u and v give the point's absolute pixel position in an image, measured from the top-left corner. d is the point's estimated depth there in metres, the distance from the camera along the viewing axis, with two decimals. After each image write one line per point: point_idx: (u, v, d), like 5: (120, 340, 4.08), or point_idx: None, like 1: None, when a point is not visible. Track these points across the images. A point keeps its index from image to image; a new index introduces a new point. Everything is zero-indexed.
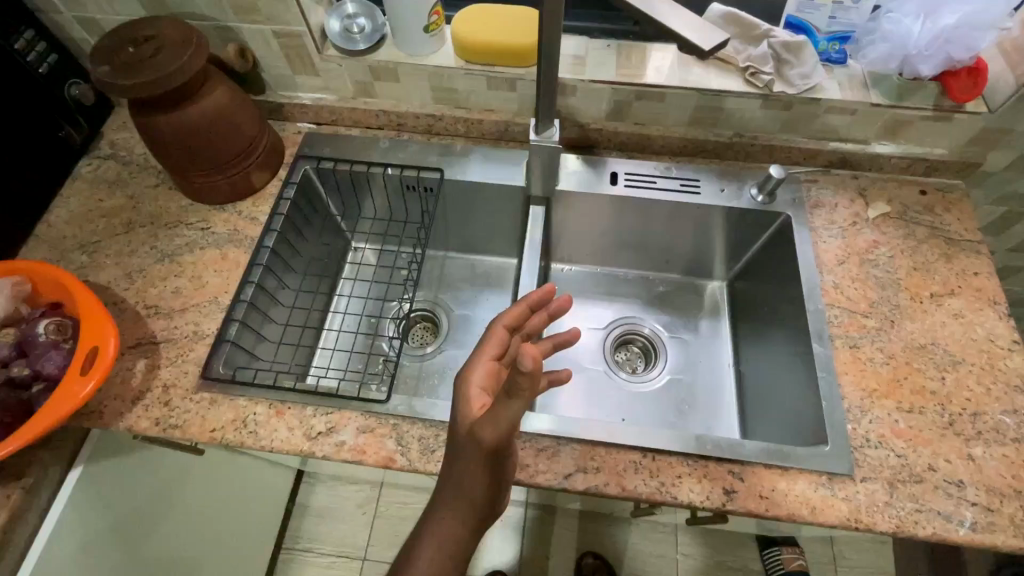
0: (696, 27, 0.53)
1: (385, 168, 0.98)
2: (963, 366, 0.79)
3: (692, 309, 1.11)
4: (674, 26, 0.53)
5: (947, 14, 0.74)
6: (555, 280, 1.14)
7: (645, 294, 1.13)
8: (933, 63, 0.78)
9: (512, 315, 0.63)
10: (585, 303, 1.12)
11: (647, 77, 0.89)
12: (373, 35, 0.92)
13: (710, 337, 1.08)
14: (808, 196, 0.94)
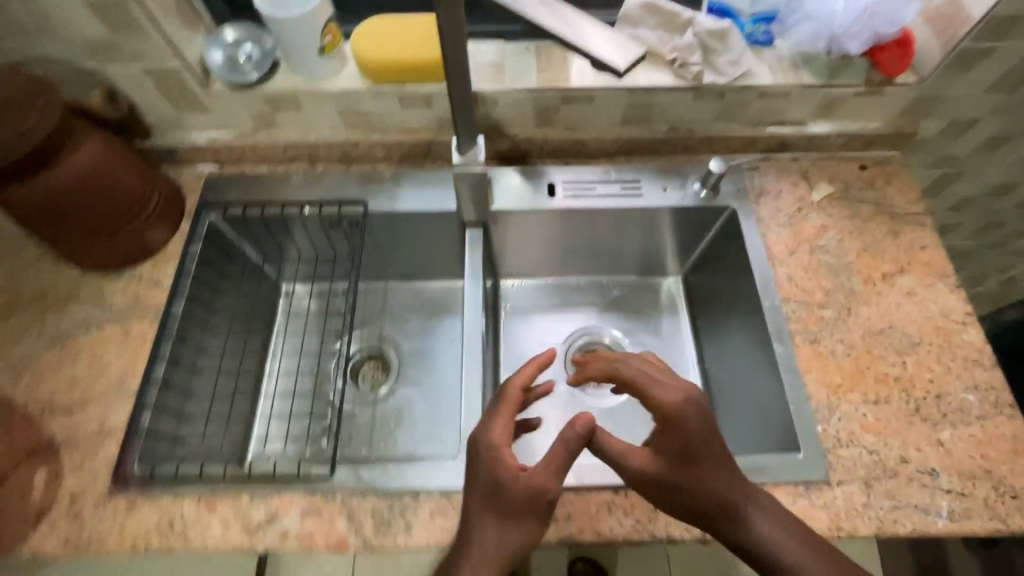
0: (612, 44, 0.47)
1: (302, 208, 0.89)
2: (921, 347, 0.78)
3: (650, 309, 1.06)
4: (589, 46, 0.46)
5: None
6: (506, 297, 1.07)
7: (604, 300, 1.07)
8: (860, 40, 0.75)
9: (525, 375, 0.66)
10: (541, 319, 1.06)
11: (572, 79, 0.83)
12: (264, 62, 0.82)
13: (671, 338, 1.04)
14: (751, 185, 0.90)
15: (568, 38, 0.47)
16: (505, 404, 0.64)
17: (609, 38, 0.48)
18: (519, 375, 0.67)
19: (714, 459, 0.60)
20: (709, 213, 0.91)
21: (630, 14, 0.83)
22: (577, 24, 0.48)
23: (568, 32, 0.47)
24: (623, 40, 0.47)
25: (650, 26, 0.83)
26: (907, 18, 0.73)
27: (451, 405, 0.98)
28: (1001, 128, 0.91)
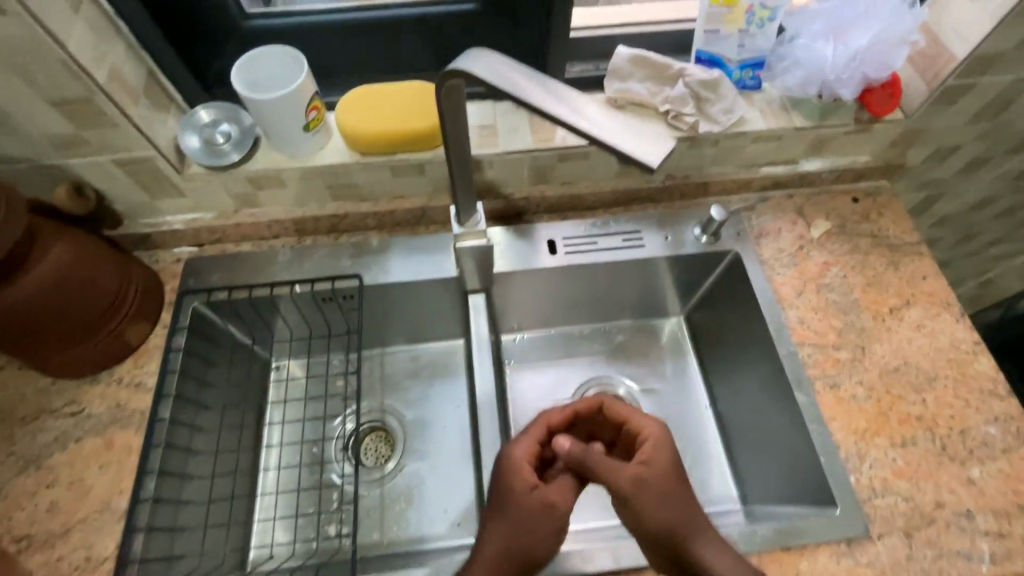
0: (643, 140, 0.45)
1: (292, 287, 0.84)
2: (938, 382, 0.77)
3: (657, 351, 1.03)
4: (620, 144, 0.45)
5: (857, 35, 0.72)
6: (508, 352, 1.03)
7: (613, 347, 1.04)
8: (851, 86, 0.76)
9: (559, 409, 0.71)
10: (548, 372, 1.02)
11: (567, 137, 0.81)
12: (244, 141, 0.77)
13: (681, 381, 1.00)
14: (750, 227, 0.90)
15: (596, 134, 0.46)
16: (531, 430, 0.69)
17: (639, 134, 0.46)
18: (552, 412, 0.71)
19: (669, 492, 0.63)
20: (711, 258, 0.89)
21: (619, 67, 0.82)
22: (603, 119, 0.46)
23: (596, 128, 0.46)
24: (653, 134, 0.46)
25: (639, 78, 0.82)
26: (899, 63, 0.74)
27: (463, 476, 0.93)
28: (981, 151, 0.94)
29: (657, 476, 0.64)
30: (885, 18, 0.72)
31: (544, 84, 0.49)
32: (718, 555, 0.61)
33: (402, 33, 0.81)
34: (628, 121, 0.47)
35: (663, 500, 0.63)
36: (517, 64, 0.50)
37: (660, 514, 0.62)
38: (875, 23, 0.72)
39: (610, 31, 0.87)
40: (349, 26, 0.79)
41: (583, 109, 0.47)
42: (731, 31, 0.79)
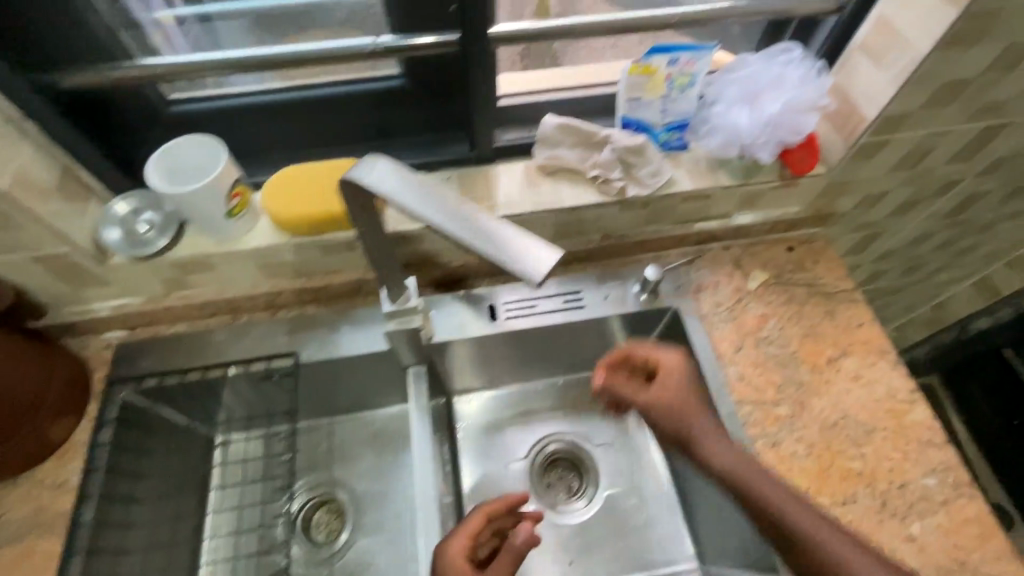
0: (523, 252, 0.47)
1: (226, 369, 0.82)
2: (877, 435, 0.78)
3: (608, 403, 1.02)
4: (501, 258, 0.46)
5: (769, 102, 0.76)
6: (460, 413, 1.01)
7: (567, 401, 1.03)
8: (769, 148, 0.78)
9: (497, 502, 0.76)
10: (501, 432, 1.00)
11: (498, 207, 0.81)
12: (167, 226, 0.76)
13: (635, 433, 1.00)
14: (689, 281, 0.91)
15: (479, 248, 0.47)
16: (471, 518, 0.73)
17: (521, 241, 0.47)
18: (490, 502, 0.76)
19: (677, 412, 0.71)
20: (651, 315, 0.90)
21: (547, 135, 0.83)
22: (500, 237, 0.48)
23: (479, 242, 0.47)
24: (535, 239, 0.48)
25: (568, 145, 0.83)
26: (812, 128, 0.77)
27: (415, 548, 0.92)
28: (909, 196, 0.96)
29: (676, 394, 0.72)
30: (794, 86, 0.76)
31: (431, 192, 0.50)
32: (748, 467, 0.66)
33: (331, 111, 0.81)
34: (512, 229, 0.48)
35: (677, 381, 0.73)
36: (404, 170, 0.50)
37: (667, 394, 0.73)
38: (785, 91, 0.76)
39: (538, 98, 0.88)
40: (276, 107, 0.79)
41: (467, 220, 0.48)
42: (653, 98, 0.81)
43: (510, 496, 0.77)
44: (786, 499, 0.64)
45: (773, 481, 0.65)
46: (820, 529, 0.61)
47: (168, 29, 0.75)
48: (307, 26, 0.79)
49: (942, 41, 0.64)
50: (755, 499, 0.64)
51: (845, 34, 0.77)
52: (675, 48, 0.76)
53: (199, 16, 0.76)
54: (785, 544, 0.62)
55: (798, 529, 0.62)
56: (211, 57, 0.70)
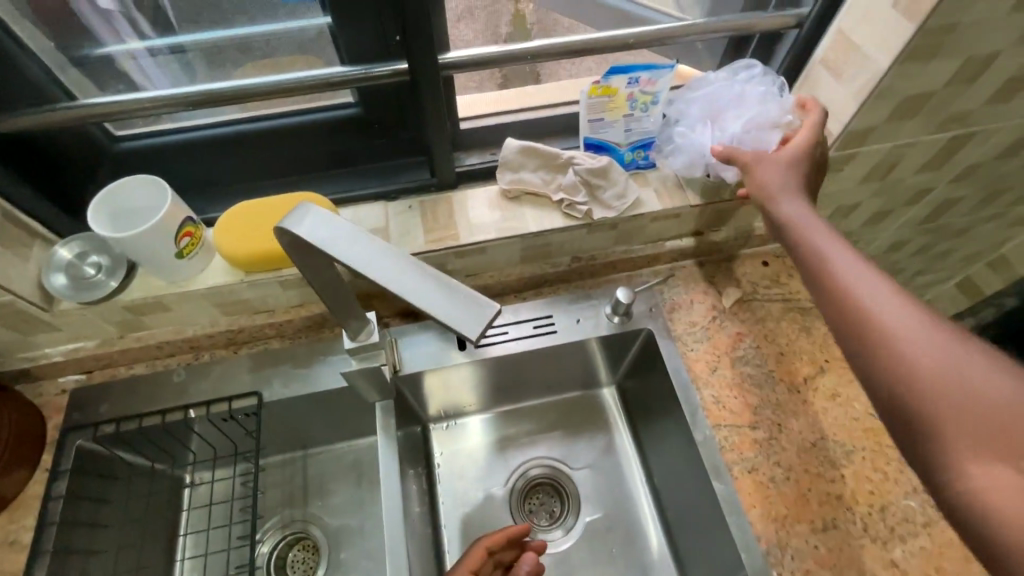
0: (462, 307, 0.43)
1: (185, 412, 0.79)
2: (856, 455, 0.76)
3: (587, 425, 0.99)
4: (438, 313, 0.42)
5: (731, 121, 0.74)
6: (435, 439, 0.97)
7: (547, 425, 0.99)
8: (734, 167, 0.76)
9: (494, 539, 0.76)
10: (478, 459, 0.96)
11: (462, 235, 0.79)
12: (116, 268, 0.73)
13: (615, 454, 0.97)
14: (663, 301, 0.89)
15: (415, 301, 0.43)
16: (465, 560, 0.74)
17: (460, 295, 0.43)
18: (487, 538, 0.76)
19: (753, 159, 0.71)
20: (625, 337, 0.87)
21: (509, 158, 0.81)
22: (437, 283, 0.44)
23: (415, 297, 0.43)
24: (476, 294, 0.44)
25: (532, 168, 0.82)
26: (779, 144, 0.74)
27: None
28: (882, 205, 0.94)
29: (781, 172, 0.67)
30: (756, 104, 0.74)
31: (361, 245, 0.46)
32: (797, 212, 0.62)
33: (287, 141, 0.78)
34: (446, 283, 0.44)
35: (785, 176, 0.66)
36: (341, 222, 0.47)
37: (766, 173, 0.67)
38: (747, 109, 0.74)
39: (500, 119, 0.86)
40: (230, 139, 0.77)
41: (404, 272, 0.45)
42: (615, 118, 0.80)
43: (511, 530, 0.77)
44: (890, 298, 0.50)
45: (885, 296, 0.51)
46: (906, 324, 0.48)
47: (137, 56, 0.74)
48: (259, 50, 0.77)
49: (901, 56, 0.63)
50: (829, 284, 0.54)
51: (804, 51, 0.76)
52: (635, 67, 0.74)
53: (169, 46, 0.74)
54: (851, 341, 0.51)
55: (882, 317, 0.49)
56: (159, 95, 0.68)
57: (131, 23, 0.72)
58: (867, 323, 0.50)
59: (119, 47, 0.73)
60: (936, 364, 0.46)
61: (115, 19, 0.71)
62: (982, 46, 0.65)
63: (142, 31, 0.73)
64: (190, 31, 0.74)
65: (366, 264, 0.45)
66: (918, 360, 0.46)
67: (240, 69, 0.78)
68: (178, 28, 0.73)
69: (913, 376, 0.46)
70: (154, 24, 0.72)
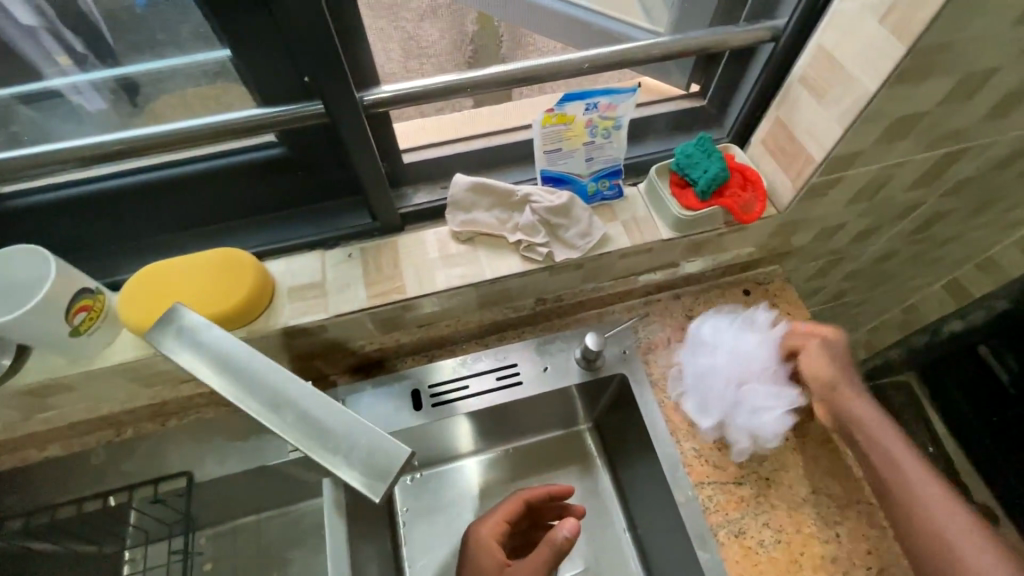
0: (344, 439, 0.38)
1: (105, 499, 0.70)
2: (851, 510, 0.69)
3: (564, 469, 0.88)
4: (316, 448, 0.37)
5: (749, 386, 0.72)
6: (396, 494, 0.85)
7: (520, 472, 0.88)
8: (743, 417, 0.71)
9: (536, 491, 0.74)
10: (447, 516, 0.84)
11: (409, 286, 0.71)
12: (4, 348, 0.62)
13: (597, 503, 0.86)
14: (637, 342, 0.81)
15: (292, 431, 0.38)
16: (504, 507, 0.72)
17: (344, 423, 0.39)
18: (530, 490, 0.74)
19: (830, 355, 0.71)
20: (597, 384, 0.79)
21: (459, 197, 0.72)
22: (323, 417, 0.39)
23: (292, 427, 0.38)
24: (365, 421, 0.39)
25: (485, 206, 0.73)
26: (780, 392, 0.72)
27: None
28: (868, 224, 0.87)
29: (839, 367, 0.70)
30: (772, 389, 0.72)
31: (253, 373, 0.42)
32: (870, 415, 0.66)
33: (212, 188, 0.69)
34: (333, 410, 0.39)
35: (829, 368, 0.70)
36: (220, 333, 0.44)
37: (817, 363, 0.70)
38: (761, 383, 0.72)
39: (449, 150, 0.77)
40: (148, 189, 0.67)
41: (287, 394, 0.40)
42: (575, 148, 0.71)
43: (553, 488, 0.74)
44: (930, 483, 0.60)
45: (940, 491, 0.59)
46: (940, 501, 0.58)
47: (79, 86, 0.66)
48: (192, 79, 0.67)
49: (891, 76, 0.55)
50: (899, 490, 0.61)
51: (781, 68, 0.69)
52: (593, 91, 0.66)
53: (117, 78, 0.66)
54: (897, 513, 0.60)
55: (934, 512, 0.58)
56: (67, 147, 0.59)
57: (60, 39, 0.63)
58: (914, 508, 0.59)
59: (63, 79, 0.65)
60: (959, 534, 0.56)
61: (44, 38, 0.62)
62: (979, 63, 0.57)
63: (76, 52, 0.64)
64: (136, 58, 0.65)
65: (243, 386, 0.41)
66: (951, 538, 0.56)
67: (186, 92, 0.68)
68: (123, 59, 0.65)
69: (942, 540, 0.57)
70: (89, 43, 0.63)
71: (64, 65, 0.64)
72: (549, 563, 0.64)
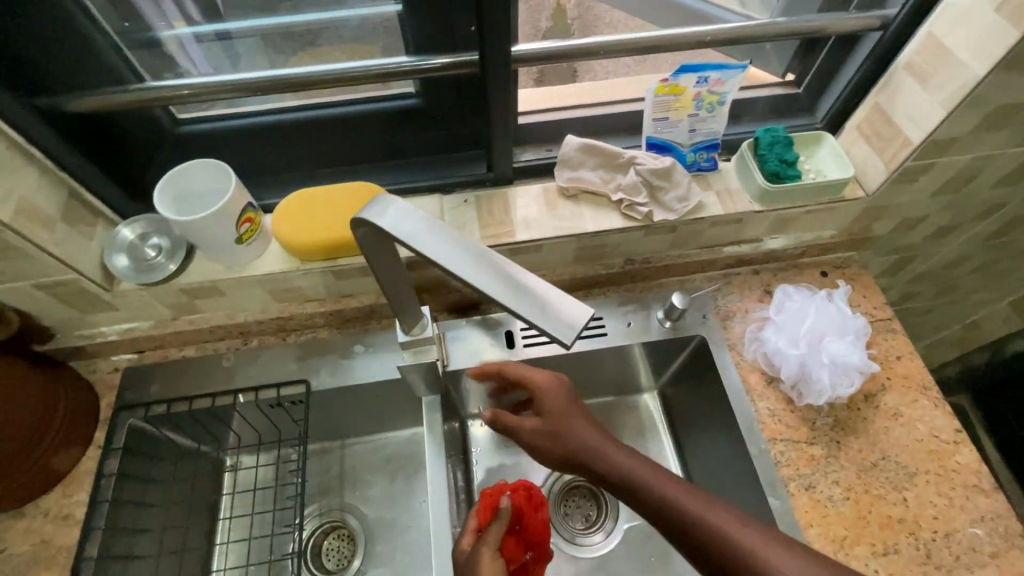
0: (552, 311, 0.42)
1: (235, 397, 0.79)
2: (919, 478, 0.73)
3: (633, 426, 0.93)
4: (531, 314, 0.41)
5: (826, 345, 0.76)
6: (473, 433, 0.93)
7: None
8: (819, 374, 0.75)
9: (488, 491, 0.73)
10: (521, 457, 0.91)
11: (517, 232, 0.78)
12: (177, 251, 0.74)
13: (662, 460, 0.90)
14: (716, 308, 0.86)
15: (507, 304, 0.42)
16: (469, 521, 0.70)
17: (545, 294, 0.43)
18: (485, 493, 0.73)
19: (565, 410, 0.65)
20: (676, 344, 0.85)
21: (569, 156, 0.80)
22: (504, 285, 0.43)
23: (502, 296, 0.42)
24: (562, 295, 0.42)
25: (591, 166, 0.80)
26: (860, 354, 0.75)
27: None
28: (949, 220, 0.90)
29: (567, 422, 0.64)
30: (852, 350, 0.75)
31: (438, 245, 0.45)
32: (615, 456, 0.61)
33: (345, 129, 0.78)
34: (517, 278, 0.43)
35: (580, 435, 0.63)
36: (424, 216, 0.47)
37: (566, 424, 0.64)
38: (839, 343, 0.76)
39: (558, 116, 0.85)
40: (288, 128, 0.77)
41: (484, 268, 0.44)
42: (680, 118, 0.78)
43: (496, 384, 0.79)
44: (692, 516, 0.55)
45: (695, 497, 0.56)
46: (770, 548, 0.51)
47: (183, 41, 0.73)
48: (321, 36, 0.75)
49: (1003, 63, 0.60)
50: None
51: (884, 56, 0.74)
52: (706, 66, 0.72)
53: (216, 33, 0.73)
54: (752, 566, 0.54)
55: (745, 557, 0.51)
56: (213, 79, 0.67)
57: (179, 6, 0.70)
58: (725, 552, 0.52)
59: (170, 34, 0.72)
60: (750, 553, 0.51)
61: (167, 4, 0.70)
62: None
63: (191, 19, 0.71)
64: (237, 17, 0.72)
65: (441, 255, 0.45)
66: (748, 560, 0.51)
67: (295, 56, 0.76)
68: (226, 14, 0.72)
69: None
70: (203, 9, 0.71)
71: (177, 27, 0.71)
72: (573, 399, 0.66)
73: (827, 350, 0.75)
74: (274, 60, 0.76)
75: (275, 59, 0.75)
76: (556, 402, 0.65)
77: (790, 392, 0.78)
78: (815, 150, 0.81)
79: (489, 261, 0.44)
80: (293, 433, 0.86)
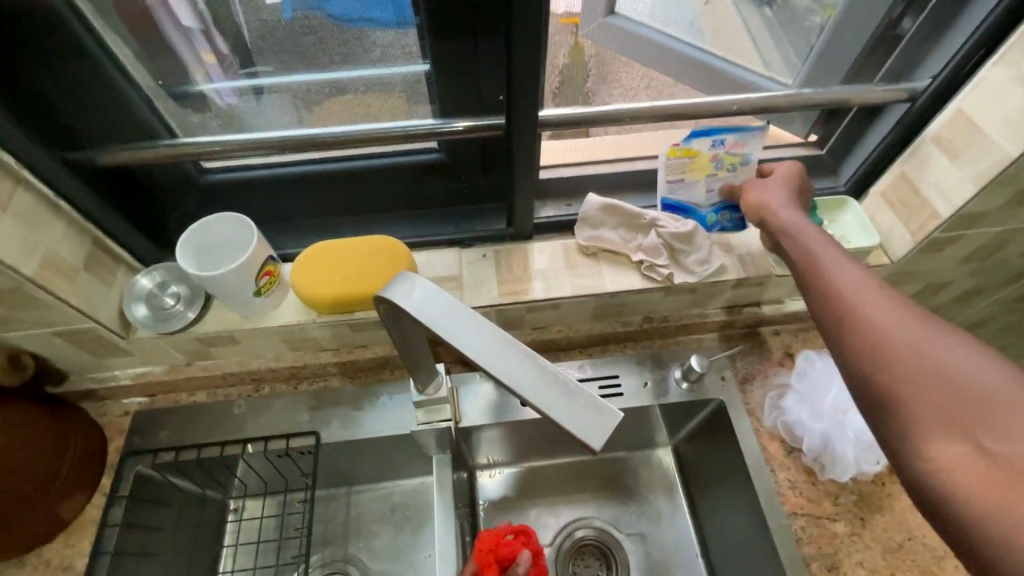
0: (581, 413, 0.40)
1: (243, 447, 0.78)
2: (948, 562, 0.70)
3: (647, 486, 0.90)
4: (559, 415, 0.40)
5: (849, 419, 0.75)
6: (480, 488, 0.90)
7: (601, 485, 0.90)
8: (844, 449, 0.74)
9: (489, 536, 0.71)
10: (531, 515, 0.88)
11: (535, 289, 0.77)
12: (195, 300, 0.74)
13: (677, 525, 0.87)
14: (736, 370, 0.84)
15: (526, 396, 0.41)
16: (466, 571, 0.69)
17: (568, 392, 0.41)
18: (484, 538, 0.71)
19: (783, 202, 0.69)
20: (693, 406, 0.83)
21: (590, 215, 0.79)
22: (524, 376, 0.42)
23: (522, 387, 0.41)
24: (588, 394, 0.41)
25: (611, 225, 0.80)
26: None
27: None
28: (974, 285, 0.89)
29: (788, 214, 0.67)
30: None
31: (460, 326, 0.44)
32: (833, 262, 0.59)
33: (371, 182, 0.79)
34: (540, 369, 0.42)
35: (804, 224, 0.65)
36: (452, 300, 0.46)
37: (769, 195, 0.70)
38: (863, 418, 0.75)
39: (578, 173, 0.86)
40: (312, 180, 0.78)
41: (505, 355, 0.43)
42: (697, 179, 0.77)
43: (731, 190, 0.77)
44: (884, 298, 0.53)
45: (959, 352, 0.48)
46: (934, 339, 0.49)
47: (220, 90, 0.73)
48: (348, 92, 0.75)
49: None
50: (922, 384, 0.47)
51: (912, 128, 0.73)
52: (720, 129, 0.72)
53: (252, 86, 0.73)
54: (885, 401, 0.49)
55: (891, 322, 0.51)
56: (241, 139, 0.68)
57: (210, 40, 0.69)
58: (890, 337, 0.50)
59: (208, 84, 0.72)
60: (930, 347, 0.49)
61: (198, 39, 0.68)
62: None
63: (221, 53, 0.70)
64: (269, 70, 0.72)
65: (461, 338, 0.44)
66: (925, 366, 0.48)
67: (322, 108, 0.76)
68: (259, 65, 0.72)
69: (948, 421, 0.45)
70: (237, 52, 0.70)
71: (210, 66, 0.71)
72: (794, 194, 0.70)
73: (850, 424, 0.75)
74: (301, 111, 0.77)
75: (303, 114, 0.77)
76: (783, 188, 0.71)
77: (812, 464, 0.76)
78: (838, 216, 0.81)
79: (516, 352, 0.43)
80: (301, 481, 0.84)
